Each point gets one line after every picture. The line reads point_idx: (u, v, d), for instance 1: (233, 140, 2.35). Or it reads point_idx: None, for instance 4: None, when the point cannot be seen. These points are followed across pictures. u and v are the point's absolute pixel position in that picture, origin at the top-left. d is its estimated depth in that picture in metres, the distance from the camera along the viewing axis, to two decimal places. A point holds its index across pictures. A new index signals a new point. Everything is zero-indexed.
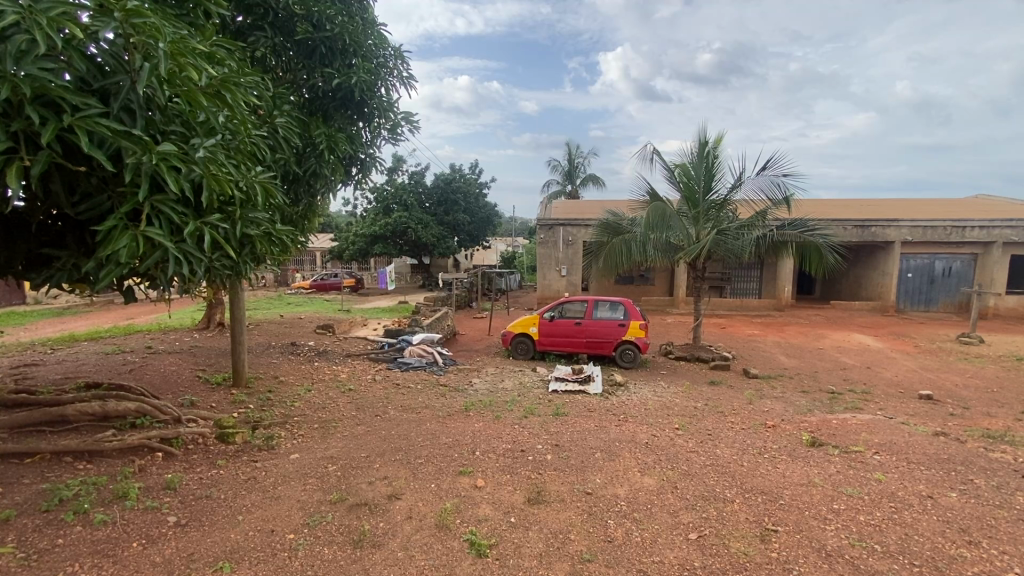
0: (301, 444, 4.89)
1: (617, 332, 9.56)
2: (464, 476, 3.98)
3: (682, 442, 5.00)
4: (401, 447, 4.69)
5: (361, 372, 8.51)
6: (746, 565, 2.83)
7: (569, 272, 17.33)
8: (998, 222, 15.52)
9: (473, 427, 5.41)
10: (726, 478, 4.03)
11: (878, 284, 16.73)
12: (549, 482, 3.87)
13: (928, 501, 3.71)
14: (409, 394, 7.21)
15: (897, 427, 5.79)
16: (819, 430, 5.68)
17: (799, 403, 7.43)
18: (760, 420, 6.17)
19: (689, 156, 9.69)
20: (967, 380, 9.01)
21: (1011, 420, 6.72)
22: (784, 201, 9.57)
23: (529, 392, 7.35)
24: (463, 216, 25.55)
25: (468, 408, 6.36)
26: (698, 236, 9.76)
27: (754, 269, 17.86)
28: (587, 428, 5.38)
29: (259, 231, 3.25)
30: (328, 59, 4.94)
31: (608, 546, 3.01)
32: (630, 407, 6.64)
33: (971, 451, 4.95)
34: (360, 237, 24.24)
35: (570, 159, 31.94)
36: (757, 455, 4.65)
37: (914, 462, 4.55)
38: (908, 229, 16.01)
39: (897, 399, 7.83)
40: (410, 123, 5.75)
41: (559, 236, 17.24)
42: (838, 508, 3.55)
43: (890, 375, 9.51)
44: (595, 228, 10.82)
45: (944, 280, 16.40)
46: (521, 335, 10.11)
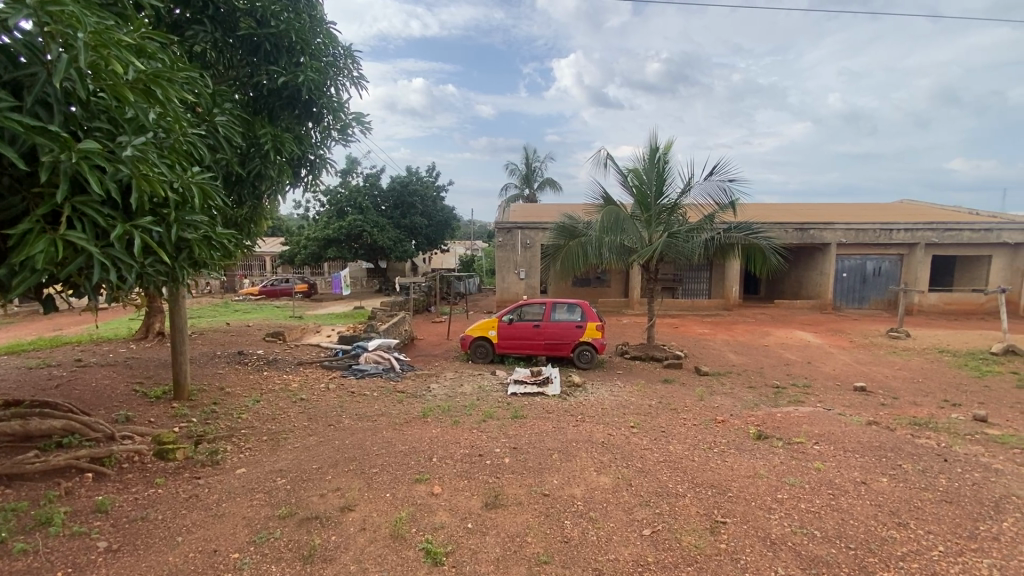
0: (248, 458, 4.67)
1: (573, 333, 9.68)
2: (420, 483, 3.90)
3: (637, 440, 5.10)
4: (355, 457, 4.55)
5: (314, 381, 8.21)
6: (697, 558, 2.91)
7: (527, 275, 17.44)
8: (921, 225, 16.78)
9: (430, 433, 5.33)
10: (678, 473, 4.15)
11: (818, 283, 17.73)
12: (507, 486, 3.86)
13: (862, 487, 3.95)
14: (364, 402, 7.03)
15: (835, 418, 6.15)
16: (764, 424, 5.94)
17: (747, 398, 7.77)
18: (711, 416, 6.40)
19: (641, 161, 9.98)
20: (896, 372, 9.69)
21: (935, 408, 7.27)
22: (729, 206, 10.00)
23: (488, 396, 7.32)
24: (420, 219, 25.23)
25: (425, 414, 6.27)
26: (650, 239, 10.04)
27: (703, 270, 18.55)
28: (545, 429, 5.42)
29: (196, 235, 3.08)
30: (274, 57, 4.76)
31: (564, 547, 3.02)
32: (588, 407, 6.75)
33: (900, 438, 5.31)
34: (312, 241, 23.48)
35: (528, 164, 32.16)
36: (707, 450, 4.82)
37: (849, 451, 4.85)
38: (843, 232, 17.03)
39: (834, 392, 8.33)
40: (361, 124, 5.60)
41: (517, 240, 17.32)
42: (781, 497, 3.72)
43: (828, 369, 10.11)
44: (552, 232, 10.95)
45: (875, 279, 17.56)
46: (480, 338, 10.09)
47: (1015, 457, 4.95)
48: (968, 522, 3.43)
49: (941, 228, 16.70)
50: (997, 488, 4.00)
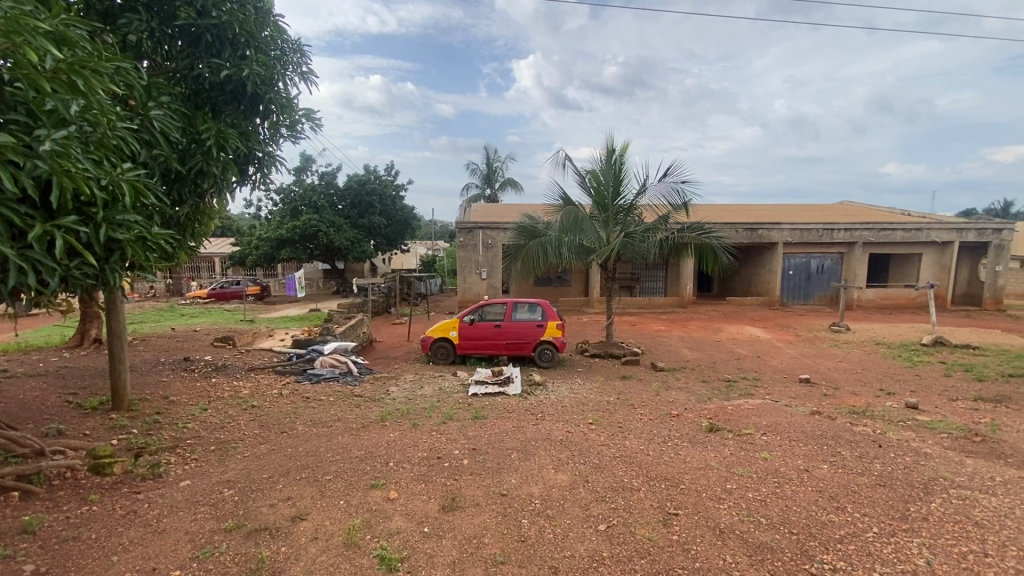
0: (194, 470, 4.45)
1: (534, 332, 9.74)
2: (376, 489, 3.82)
3: (595, 437, 5.18)
4: (308, 464, 4.42)
5: (266, 387, 7.91)
6: (650, 550, 2.99)
7: (488, 275, 17.43)
8: (858, 225, 17.80)
9: (388, 437, 5.24)
10: (633, 468, 4.24)
11: (766, 281, 18.55)
12: (465, 487, 3.84)
13: (805, 474, 4.16)
14: (320, 407, 6.83)
15: (782, 409, 6.45)
16: (717, 416, 6.16)
17: (700, 392, 8.05)
18: (666, 410, 6.59)
19: (598, 163, 10.17)
20: (837, 364, 10.27)
21: (871, 396, 7.76)
22: (682, 206, 10.30)
23: (449, 398, 7.27)
24: (379, 218, 24.75)
25: (384, 418, 6.15)
26: (608, 239, 10.24)
27: (659, 269, 19.06)
28: (506, 429, 5.43)
29: (129, 235, 2.90)
30: (216, 49, 4.57)
31: (520, 546, 3.03)
32: (548, 405, 6.80)
33: (840, 426, 5.63)
34: (265, 241, 22.61)
35: (488, 164, 32.13)
36: (662, 444, 4.96)
37: (794, 440, 5.09)
38: (788, 232, 17.84)
39: (781, 384, 8.75)
40: (312, 121, 5.42)
41: (478, 240, 17.26)
42: (730, 487, 3.86)
43: (775, 362, 10.61)
44: (512, 232, 10.99)
45: (818, 276, 18.55)
46: (441, 339, 9.99)
47: (941, 441, 5.34)
48: (899, 504, 3.67)
49: (876, 228, 17.77)
50: (926, 471, 4.30)
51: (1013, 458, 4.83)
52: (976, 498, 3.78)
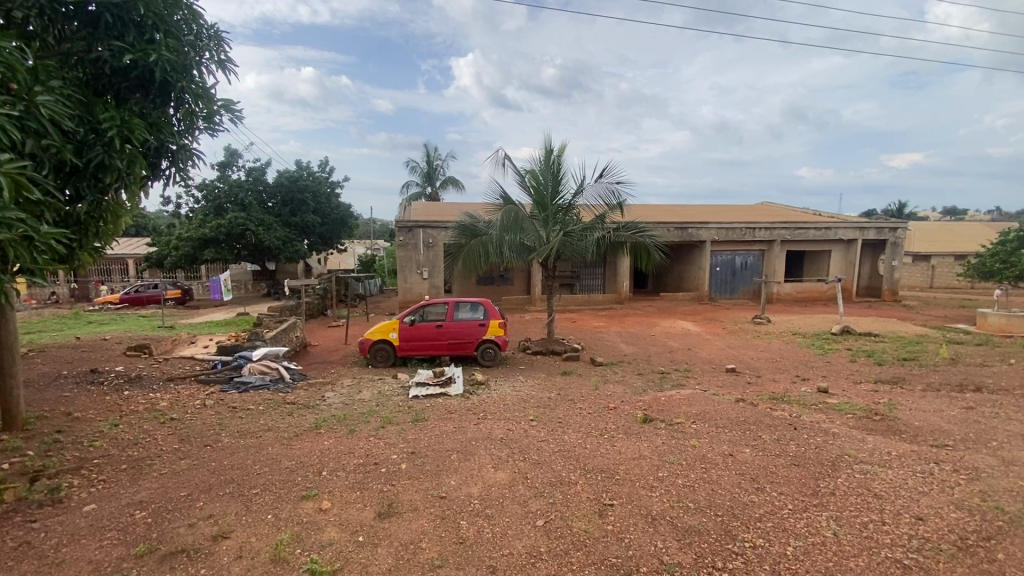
0: (102, 492, 4.05)
1: (476, 331, 9.71)
2: (308, 501, 3.65)
3: (535, 434, 5.22)
4: (234, 478, 4.16)
5: (188, 398, 7.35)
6: (586, 542, 3.06)
7: (429, 274, 17.16)
8: (777, 224, 19.08)
9: (322, 445, 5.03)
10: (571, 462, 4.33)
11: (696, 277, 19.56)
12: (402, 492, 3.75)
13: (729, 458, 4.43)
14: (248, 417, 6.43)
15: (711, 398, 6.83)
16: (651, 407, 6.43)
17: (636, 384, 8.36)
18: (604, 404, 6.78)
19: (537, 163, 10.30)
20: (759, 354, 11.02)
21: (789, 383, 8.39)
22: (618, 206, 10.61)
23: (388, 401, 7.09)
24: (313, 217, 23.73)
25: (318, 425, 5.90)
26: (547, 237, 10.39)
27: (598, 267, 19.60)
28: (446, 430, 5.37)
29: (10, 235, 2.60)
30: (118, 31, 4.20)
31: (458, 548, 3.00)
32: (489, 404, 6.81)
33: (760, 412, 6.04)
34: (185, 241, 21.03)
35: (429, 161, 31.69)
36: (598, 437, 5.10)
37: (721, 427, 5.38)
38: (716, 231, 18.85)
39: (710, 374, 9.26)
40: (232, 113, 5.08)
41: (418, 238, 16.95)
42: (662, 475, 4.04)
43: (704, 354, 11.22)
44: (452, 230, 10.89)
45: (742, 272, 19.82)
46: (380, 341, 9.72)
47: (847, 421, 5.85)
48: (812, 481, 3.99)
49: (792, 227, 19.15)
50: (834, 449, 4.70)
51: (906, 433, 5.37)
52: (875, 472, 4.17)
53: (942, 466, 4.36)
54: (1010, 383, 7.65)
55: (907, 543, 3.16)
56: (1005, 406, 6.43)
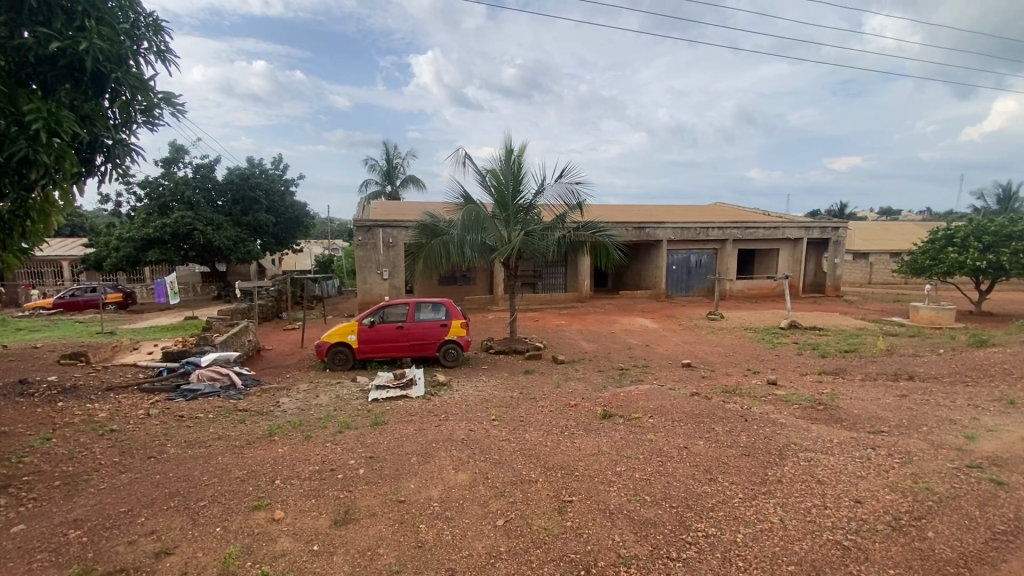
0: (30, 511, 3.77)
1: (438, 332, 9.62)
2: (259, 511, 3.52)
3: (496, 433, 5.21)
4: (179, 491, 3.96)
5: (130, 408, 6.94)
6: (546, 539, 3.08)
7: (389, 275, 16.89)
8: (729, 224, 19.84)
9: (276, 453, 4.86)
10: (531, 460, 4.36)
11: (654, 276, 20.08)
12: (359, 498, 3.67)
13: (684, 451, 4.57)
14: (197, 427, 6.14)
15: (667, 392, 7.02)
16: (611, 403, 6.55)
17: (596, 381, 8.51)
18: (565, 401, 6.86)
19: (497, 163, 10.31)
20: (713, 348, 11.43)
21: (741, 376, 8.74)
22: (578, 206, 10.75)
23: (346, 405, 6.93)
24: (266, 216, 22.87)
25: (272, 432, 5.70)
26: (509, 237, 10.41)
27: (559, 266, 19.81)
28: (406, 433, 5.30)
29: None
30: (44, 17, 3.93)
31: (417, 552, 2.96)
32: (451, 405, 6.77)
33: (714, 405, 6.27)
34: (127, 241, 19.85)
35: (388, 160, 31.13)
36: (559, 434, 5.16)
37: (676, 421, 5.55)
38: (672, 230, 19.41)
39: (667, 369, 9.53)
40: (173, 106, 4.83)
41: (377, 238, 16.63)
42: (620, 469, 4.12)
43: (662, 350, 11.53)
44: (412, 230, 10.75)
45: (697, 270, 20.49)
46: (338, 344, 9.47)
47: (794, 411, 6.14)
48: (761, 470, 4.17)
49: (743, 227, 19.95)
50: (781, 439, 4.92)
51: (846, 421, 5.69)
52: (818, 459, 4.40)
53: (878, 451, 4.64)
54: (938, 371, 8.24)
55: (847, 525, 3.35)
56: (934, 393, 6.92)
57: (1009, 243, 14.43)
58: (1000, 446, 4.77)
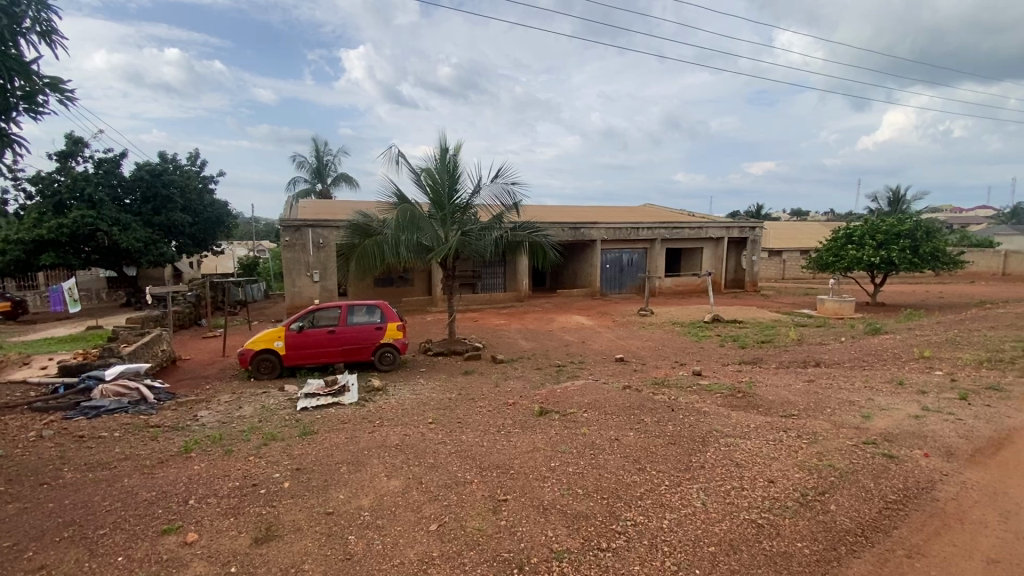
0: None
1: (373, 336, 9.33)
2: (169, 535, 3.25)
3: (433, 436, 5.13)
4: (75, 520, 3.57)
5: (17, 430, 6.18)
6: (479, 540, 3.07)
7: (321, 277, 16.21)
8: (658, 224, 20.78)
9: (192, 470, 4.51)
10: (467, 461, 4.33)
11: (589, 274, 20.64)
12: (284, 513, 3.48)
13: (614, 443, 4.72)
14: (99, 447, 5.57)
15: (602, 387, 7.23)
16: (548, 400, 6.65)
17: (534, 378, 8.62)
18: (504, 400, 6.89)
19: (432, 161, 10.17)
20: (644, 343, 11.93)
21: (670, 368, 9.18)
22: (514, 207, 10.82)
23: (273, 416, 6.56)
24: (182, 215, 21.19)
25: (188, 448, 5.27)
26: (445, 237, 10.30)
27: (497, 266, 19.88)
28: (338, 441, 5.11)
29: None
30: None
31: (345, 564, 2.86)
32: (386, 410, 6.60)
33: (645, 397, 6.54)
34: (14, 243, 17.67)
35: (318, 157, 29.83)
36: (495, 433, 5.17)
37: (609, 414, 5.73)
38: (605, 230, 20.03)
39: (602, 364, 9.82)
40: (61, 93, 4.34)
41: (307, 238, 15.90)
42: (554, 465, 4.19)
43: (597, 346, 11.87)
44: (344, 231, 10.38)
45: (629, 269, 21.29)
46: (264, 351, 8.96)
47: (717, 400, 6.53)
48: (686, 457, 4.39)
49: (670, 226, 20.97)
50: (704, 426, 5.21)
51: (762, 407, 6.13)
52: (737, 444, 4.70)
53: (789, 433, 5.03)
54: (840, 358, 9.07)
55: (761, 504, 3.60)
56: (836, 378, 7.61)
57: (898, 240, 16.08)
58: (890, 424, 5.32)
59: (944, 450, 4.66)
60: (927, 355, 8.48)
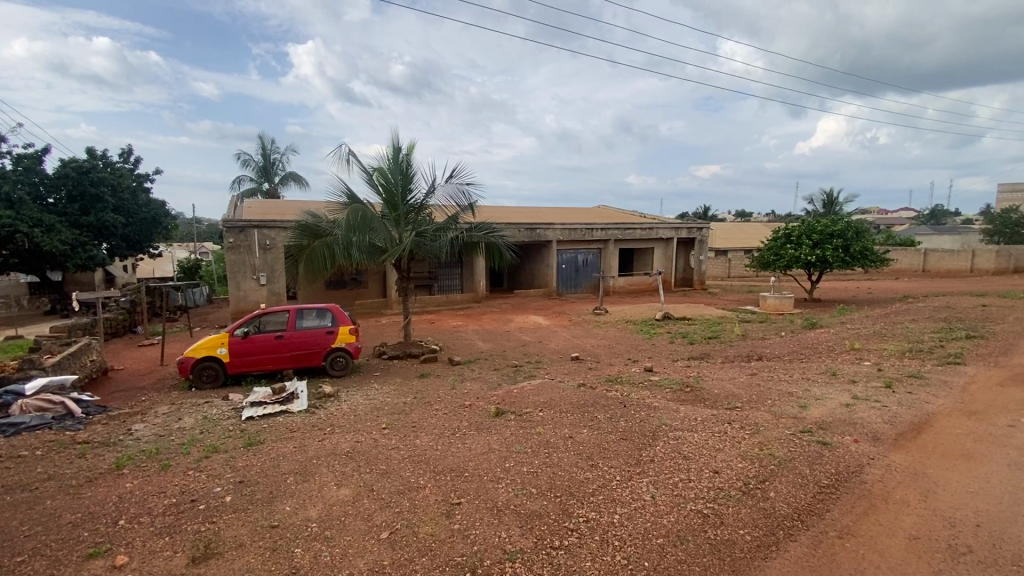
0: None
1: (324, 340, 9.05)
2: (96, 559, 3.03)
3: (386, 442, 5.03)
4: None
5: None
6: (432, 546, 3.03)
7: (268, 280, 15.57)
8: (611, 225, 21.25)
9: (125, 488, 4.23)
10: (420, 466, 4.27)
11: (545, 275, 20.83)
12: (225, 529, 3.32)
13: (568, 441, 4.78)
14: (18, 467, 5.12)
15: (558, 386, 7.32)
16: (504, 400, 6.66)
17: (491, 379, 8.61)
18: (460, 402, 6.84)
19: (385, 161, 9.99)
20: (599, 341, 12.17)
21: (623, 365, 9.40)
22: (469, 207, 10.77)
23: (216, 426, 6.25)
24: (115, 216, 19.81)
25: (120, 465, 4.93)
26: (399, 238, 10.13)
27: (453, 267, 19.73)
28: (287, 451, 4.92)
29: None
30: None
31: None
32: (338, 416, 6.41)
33: (599, 394, 6.67)
34: None
35: (264, 155, 28.68)
36: (450, 436, 5.12)
37: (564, 412, 5.81)
38: (560, 231, 20.28)
39: (558, 363, 9.94)
40: None
41: (253, 240, 15.24)
42: (509, 466, 4.20)
43: (553, 345, 12.00)
44: (292, 232, 10.01)
45: (584, 269, 21.65)
46: (206, 359, 8.50)
47: (667, 395, 6.74)
48: (637, 452, 4.51)
49: (623, 227, 21.49)
50: (654, 421, 5.37)
51: (709, 400, 6.38)
52: (685, 437, 4.87)
53: (733, 425, 5.26)
54: (781, 351, 9.58)
55: (706, 494, 3.74)
56: (776, 371, 8.03)
57: (831, 240, 17.13)
58: (824, 412, 5.66)
59: (871, 435, 5.00)
60: (857, 347, 9.09)
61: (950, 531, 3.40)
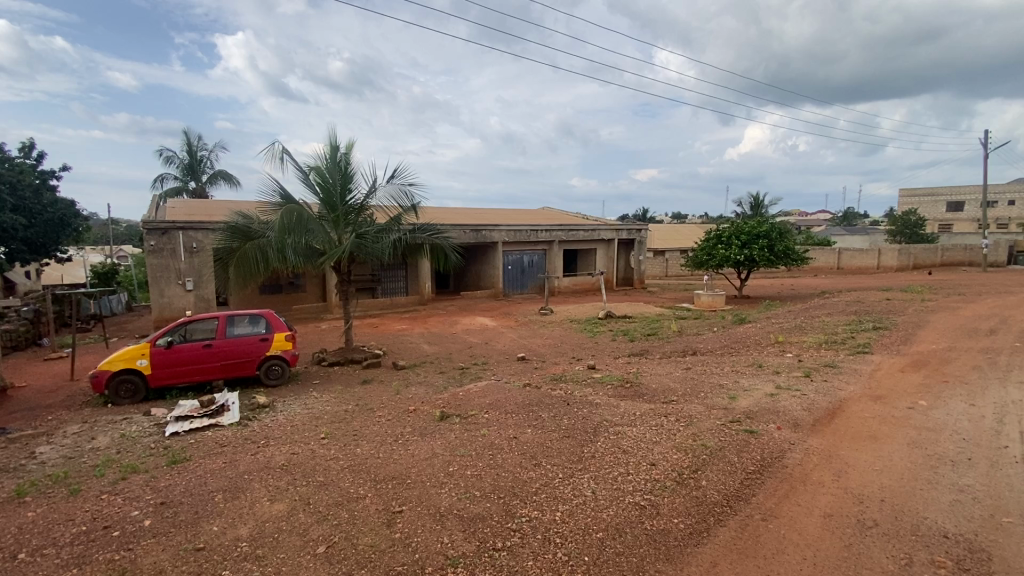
0: None
1: (257, 348, 8.61)
2: None
3: (325, 452, 4.86)
4: None
5: None
6: (373, 557, 2.97)
7: (196, 285, 14.59)
8: (555, 227, 21.61)
9: (26, 517, 3.83)
10: (361, 475, 4.16)
11: (491, 276, 20.85)
12: (144, 556, 3.09)
13: (513, 441, 4.81)
14: None
15: (504, 387, 7.35)
16: (450, 404, 6.61)
17: (436, 383, 8.51)
18: (404, 407, 6.72)
19: (322, 160, 9.64)
20: (544, 341, 12.33)
21: (567, 364, 9.59)
22: (411, 209, 10.59)
23: (135, 444, 5.79)
24: (15, 217, 17.86)
25: (21, 492, 4.46)
26: (338, 240, 9.80)
27: (397, 270, 19.34)
28: (216, 467, 4.64)
29: None
30: None
31: None
32: (274, 428, 6.12)
33: (544, 394, 6.76)
34: None
35: (190, 151, 26.87)
36: (393, 443, 5.02)
37: (509, 412, 5.84)
38: (505, 233, 20.39)
39: (504, 364, 9.98)
40: None
41: (177, 242, 14.24)
42: (452, 470, 4.17)
43: (499, 346, 12.03)
44: (221, 233, 9.45)
45: (530, 270, 21.88)
46: (124, 372, 7.86)
47: (609, 392, 6.93)
48: (579, 449, 4.61)
49: (567, 229, 21.91)
50: (596, 418, 5.51)
51: (649, 395, 6.63)
52: (625, 432, 5.03)
53: (669, 418, 5.49)
54: (714, 346, 10.10)
55: (643, 486, 3.89)
56: (710, 365, 8.48)
57: (757, 240, 18.27)
58: (751, 402, 6.03)
59: (792, 422, 5.38)
60: (781, 340, 9.75)
61: (859, 506, 3.73)
